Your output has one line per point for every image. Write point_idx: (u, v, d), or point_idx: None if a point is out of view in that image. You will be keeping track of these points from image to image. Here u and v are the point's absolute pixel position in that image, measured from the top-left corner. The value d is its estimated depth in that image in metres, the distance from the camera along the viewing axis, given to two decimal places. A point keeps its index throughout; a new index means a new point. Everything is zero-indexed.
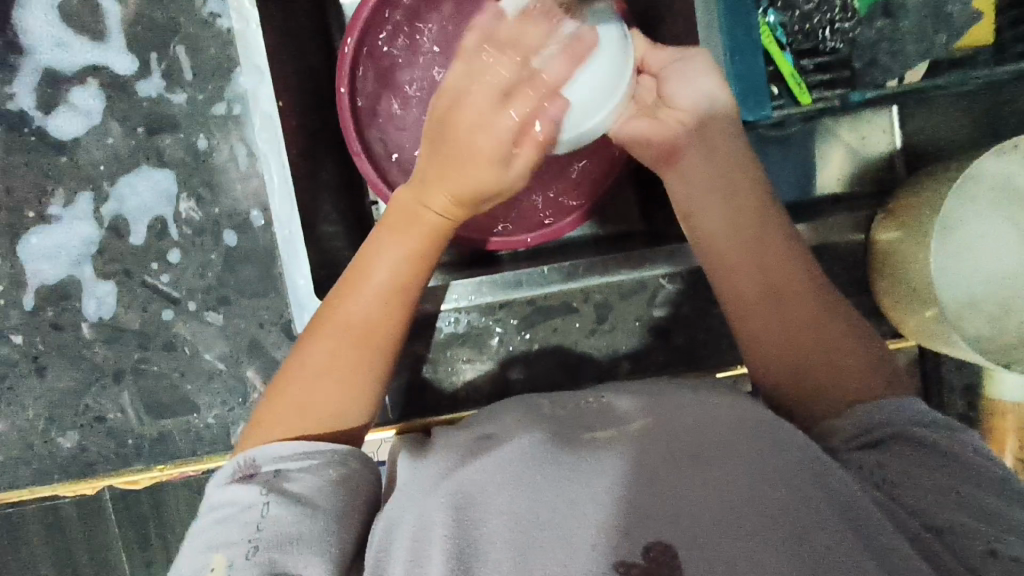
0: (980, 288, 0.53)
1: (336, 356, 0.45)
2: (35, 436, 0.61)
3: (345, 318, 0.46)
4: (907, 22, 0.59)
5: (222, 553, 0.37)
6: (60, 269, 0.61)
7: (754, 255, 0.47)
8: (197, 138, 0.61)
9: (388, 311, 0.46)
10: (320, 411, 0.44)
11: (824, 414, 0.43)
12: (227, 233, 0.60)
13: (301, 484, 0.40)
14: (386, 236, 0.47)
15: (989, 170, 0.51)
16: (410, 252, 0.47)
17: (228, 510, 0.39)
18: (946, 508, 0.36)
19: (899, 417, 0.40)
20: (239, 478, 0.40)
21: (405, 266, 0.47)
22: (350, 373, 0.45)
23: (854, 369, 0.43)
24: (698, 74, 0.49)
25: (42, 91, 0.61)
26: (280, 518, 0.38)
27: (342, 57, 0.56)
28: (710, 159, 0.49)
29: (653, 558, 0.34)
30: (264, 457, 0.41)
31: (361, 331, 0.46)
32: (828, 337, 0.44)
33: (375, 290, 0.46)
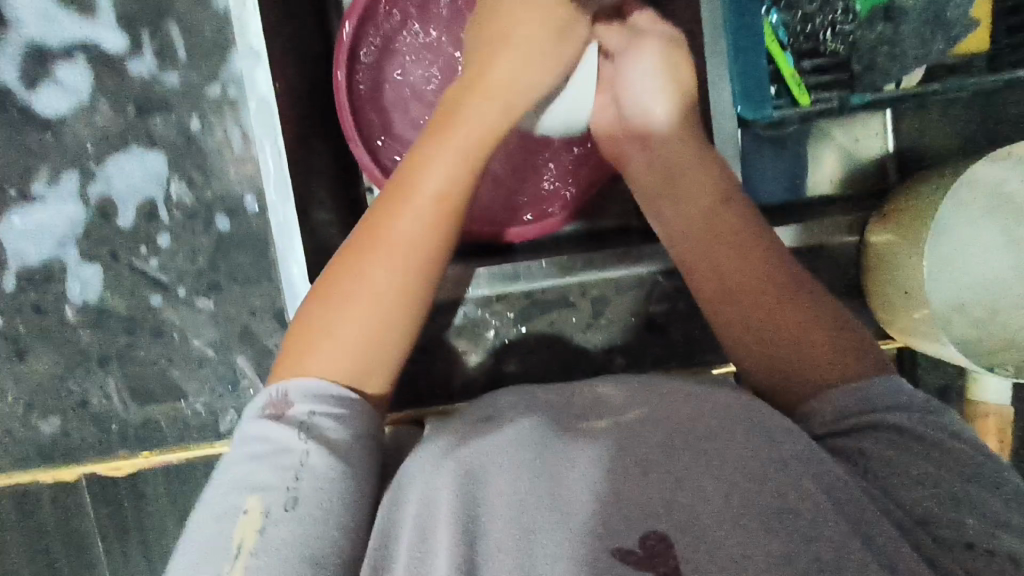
0: (966, 292, 0.54)
1: (379, 282, 0.42)
2: (16, 421, 0.60)
3: (390, 235, 0.43)
4: (907, 27, 0.59)
5: (259, 497, 0.36)
6: (43, 250, 0.59)
7: (740, 233, 0.48)
8: (190, 119, 0.59)
9: (434, 230, 0.44)
10: (356, 349, 0.42)
11: (801, 395, 0.43)
12: (220, 218, 0.59)
13: (337, 433, 0.39)
14: (437, 147, 0.45)
15: (982, 175, 0.52)
16: (460, 159, 0.45)
17: (264, 449, 0.38)
18: (933, 503, 0.36)
19: (881, 401, 0.41)
20: (273, 414, 0.39)
21: (460, 172, 0.45)
22: (391, 293, 0.43)
23: (821, 342, 0.43)
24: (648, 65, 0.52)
25: (26, 65, 0.59)
26: (320, 469, 0.37)
27: (339, 41, 0.54)
28: (657, 155, 0.52)
29: (649, 548, 0.34)
30: (296, 392, 0.40)
31: (411, 246, 0.43)
32: (805, 311, 0.45)
33: (426, 202, 0.44)
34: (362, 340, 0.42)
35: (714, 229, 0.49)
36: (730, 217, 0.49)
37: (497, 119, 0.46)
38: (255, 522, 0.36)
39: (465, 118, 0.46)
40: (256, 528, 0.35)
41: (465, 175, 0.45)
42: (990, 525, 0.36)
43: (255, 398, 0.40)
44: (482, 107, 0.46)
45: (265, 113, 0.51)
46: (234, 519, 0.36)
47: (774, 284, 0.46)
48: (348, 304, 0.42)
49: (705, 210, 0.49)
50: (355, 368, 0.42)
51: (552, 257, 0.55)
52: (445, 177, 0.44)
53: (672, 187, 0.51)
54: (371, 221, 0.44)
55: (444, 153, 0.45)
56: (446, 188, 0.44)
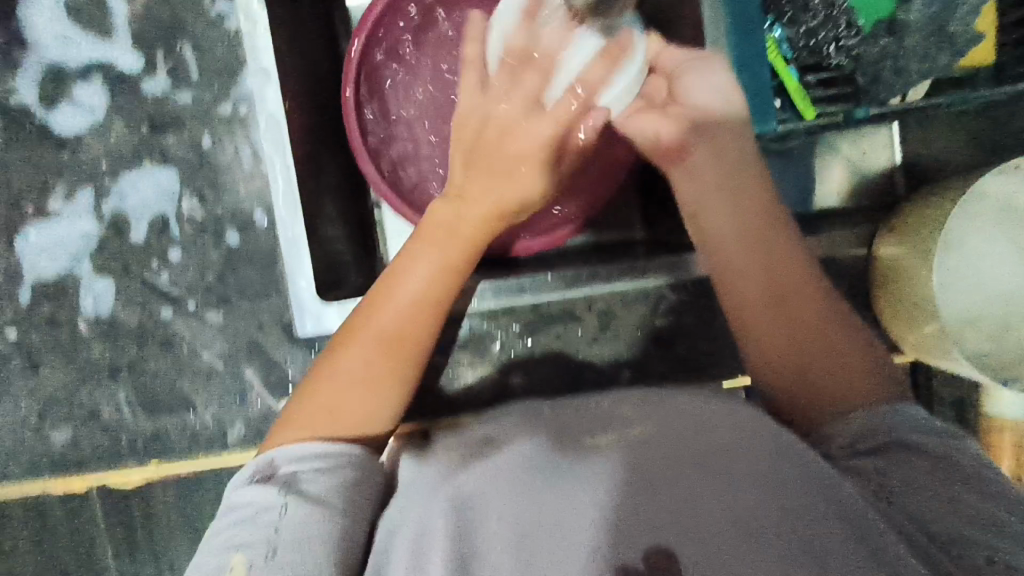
0: (980, 306, 0.53)
1: (364, 366, 0.45)
2: (27, 434, 0.60)
3: (378, 327, 0.45)
4: (911, 40, 0.58)
5: (240, 555, 0.37)
6: (58, 265, 0.60)
7: (762, 255, 0.47)
8: (202, 136, 0.60)
9: (421, 319, 0.46)
10: (349, 419, 0.44)
11: (820, 419, 0.43)
12: (230, 233, 0.60)
13: (319, 485, 0.40)
14: (425, 246, 0.47)
15: (991, 188, 0.52)
16: (445, 262, 0.47)
17: (245, 510, 0.39)
18: (944, 519, 0.36)
19: (899, 424, 0.40)
20: (256, 479, 0.40)
21: (440, 273, 0.47)
22: (376, 379, 0.45)
23: (852, 364, 0.44)
24: (716, 73, 0.50)
25: (46, 85, 0.60)
26: (300, 518, 0.38)
27: (347, 60, 0.55)
28: (703, 169, 0.50)
29: (652, 566, 0.34)
30: (285, 455, 0.41)
31: (394, 336, 0.45)
32: (829, 338, 0.45)
33: (407, 299, 0.46)
34: (355, 408, 0.44)
35: (761, 255, 0.47)
36: (771, 235, 0.48)
37: (478, 218, 0.48)
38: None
39: (467, 202, 0.48)
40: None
41: (449, 274, 0.47)
42: (1003, 540, 0.35)
43: (239, 469, 0.41)
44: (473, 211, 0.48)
45: (274, 129, 0.52)
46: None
47: (806, 311, 0.45)
48: (341, 381, 0.44)
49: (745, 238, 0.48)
50: (349, 429, 0.44)
51: (559, 272, 0.55)
52: (425, 279, 0.46)
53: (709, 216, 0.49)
54: (363, 306, 0.46)
55: (430, 255, 0.47)
56: (428, 292, 0.46)
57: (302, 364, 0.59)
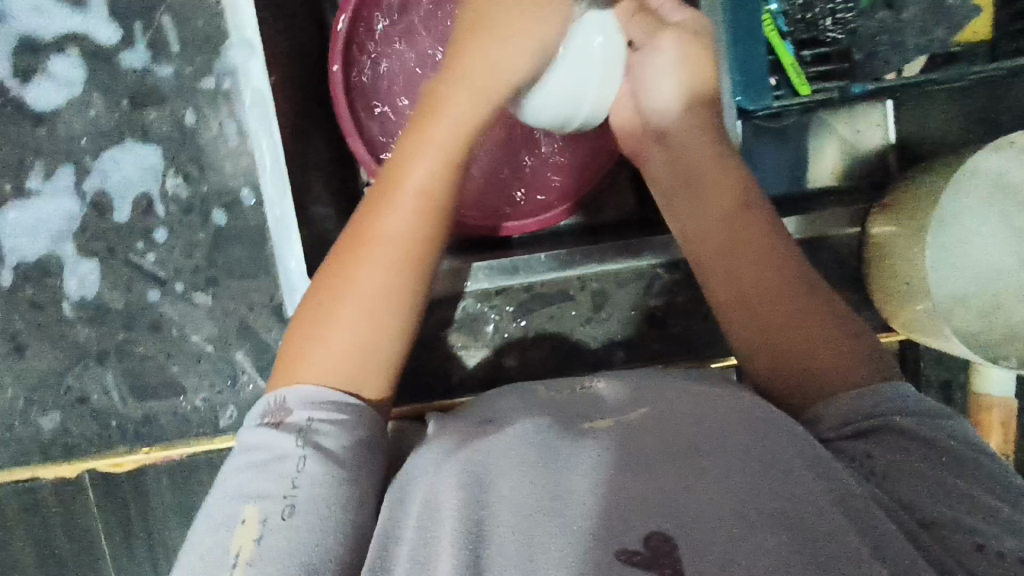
0: (971, 287, 0.53)
1: (371, 287, 0.42)
2: (14, 418, 0.60)
3: (381, 233, 0.43)
4: (909, 14, 0.58)
5: (256, 506, 0.37)
6: (40, 246, 0.59)
7: (726, 246, 0.48)
8: (185, 112, 0.59)
9: (417, 229, 0.43)
10: (349, 358, 0.42)
11: (804, 403, 0.43)
12: (216, 212, 0.59)
13: (333, 440, 0.39)
14: (417, 138, 0.44)
15: (986, 166, 0.52)
16: (440, 159, 0.44)
17: (261, 457, 0.39)
18: (932, 501, 0.37)
19: (891, 406, 0.40)
20: (271, 423, 0.40)
21: (439, 166, 0.44)
22: (381, 311, 0.42)
23: (837, 349, 0.43)
24: (666, 66, 0.50)
25: (19, 59, 0.58)
26: (315, 477, 0.38)
27: (335, 33, 0.53)
28: (683, 151, 0.51)
29: (654, 549, 0.34)
30: (294, 397, 0.40)
31: (401, 248, 0.43)
32: (809, 329, 0.44)
33: (411, 194, 0.43)
34: (359, 346, 0.42)
35: (726, 233, 0.48)
36: (748, 224, 0.48)
37: (474, 108, 0.45)
38: (252, 531, 0.36)
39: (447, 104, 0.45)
40: (253, 537, 0.36)
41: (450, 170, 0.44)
42: (988, 520, 0.36)
43: (252, 405, 0.40)
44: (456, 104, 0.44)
45: (260, 106, 0.51)
46: (232, 529, 0.36)
47: (781, 302, 0.45)
48: (342, 310, 0.42)
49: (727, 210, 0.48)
50: (352, 377, 0.42)
51: (552, 252, 0.54)
52: (431, 172, 0.44)
53: (694, 188, 0.50)
54: (361, 226, 0.44)
55: (424, 152, 0.44)
56: (427, 188, 0.43)
57: None
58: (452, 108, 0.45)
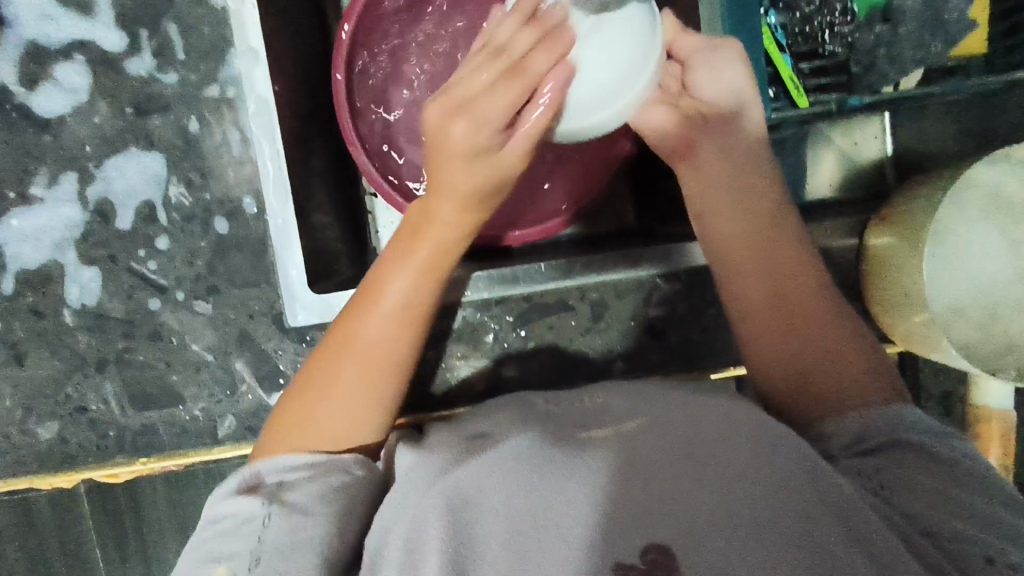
0: (969, 296, 0.54)
1: (356, 382, 0.45)
2: (12, 426, 0.59)
3: (357, 338, 0.45)
4: (906, 28, 0.59)
5: (224, 566, 0.37)
6: (41, 253, 0.59)
7: (764, 258, 0.48)
8: (188, 121, 0.59)
9: (399, 334, 0.46)
10: (331, 430, 0.44)
11: (818, 415, 0.43)
12: (218, 220, 0.59)
13: (300, 494, 0.40)
14: (406, 252, 0.46)
15: (983, 181, 0.52)
16: (419, 273, 0.46)
17: (229, 522, 0.39)
18: (934, 510, 0.37)
19: (896, 423, 0.41)
20: (244, 490, 0.41)
21: (420, 284, 0.46)
22: (363, 400, 0.45)
23: (858, 371, 0.44)
24: (726, 67, 0.49)
25: (25, 67, 0.59)
26: (280, 528, 0.38)
27: (337, 44, 0.54)
28: (732, 148, 0.49)
29: (650, 561, 0.34)
30: (267, 468, 0.42)
31: (376, 353, 0.45)
32: (830, 342, 0.45)
33: (389, 309, 0.45)
34: (341, 423, 0.44)
35: (755, 244, 0.48)
36: (779, 238, 0.48)
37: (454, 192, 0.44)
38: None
39: (433, 226, 0.45)
40: None
41: (432, 281, 0.46)
42: (989, 532, 0.36)
43: (227, 481, 0.41)
44: (446, 211, 0.44)
45: (264, 115, 0.51)
46: None
47: (807, 316, 0.46)
48: (324, 397, 0.44)
49: (757, 225, 0.49)
50: (346, 435, 0.44)
51: (552, 261, 0.54)
52: (409, 287, 0.46)
53: (728, 198, 0.49)
54: (344, 324, 0.46)
55: (402, 265, 0.46)
56: (411, 299, 0.46)
57: (294, 354, 0.59)
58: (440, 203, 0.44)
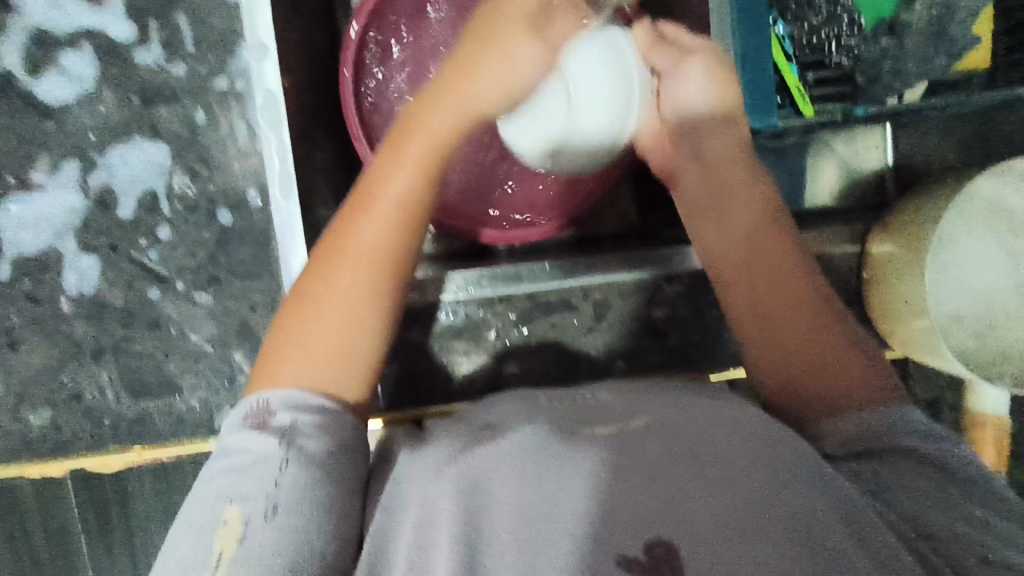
0: (967, 305, 0.54)
1: (344, 296, 0.42)
2: (4, 414, 0.58)
3: (353, 242, 0.43)
4: (912, 42, 0.60)
5: (237, 508, 0.37)
6: (40, 239, 0.59)
7: (752, 254, 0.49)
8: (195, 111, 0.59)
9: (392, 235, 0.43)
10: (323, 361, 0.41)
11: (821, 414, 0.43)
12: (221, 211, 0.59)
13: (315, 443, 0.39)
14: (395, 154, 0.44)
15: (987, 191, 0.53)
16: (417, 172, 0.43)
17: (243, 462, 0.38)
18: (937, 515, 0.37)
19: (899, 426, 0.41)
20: (251, 425, 0.39)
21: (416, 185, 0.44)
22: (353, 317, 0.42)
23: (851, 374, 0.43)
24: (692, 78, 0.51)
25: (31, 51, 0.58)
26: (298, 478, 0.37)
27: (347, 41, 0.54)
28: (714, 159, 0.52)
29: (655, 556, 0.34)
30: (276, 400, 0.40)
31: (370, 257, 0.43)
32: (828, 342, 0.45)
33: (384, 207, 0.43)
34: (331, 356, 0.42)
35: (757, 242, 0.49)
36: (771, 239, 0.49)
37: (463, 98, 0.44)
38: (234, 532, 0.36)
39: (426, 128, 0.44)
40: (235, 538, 0.36)
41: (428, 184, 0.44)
42: (993, 538, 0.36)
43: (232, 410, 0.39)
44: (441, 115, 0.44)
45: (272, 107, 0.51)
46: (213, 530, 0.36)
47: (798, 316, 0.46)
48: (318, 313, 0.42)
49: (752, 225, 0.50)
50: (330, 378, 0.41)
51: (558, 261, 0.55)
52: (405, 183, 0.43)
53: (726, 204, 0.51)
54: (339, 227, 0.44)
55: (400, 163, 0.44)
56: (406, 197, 0.43)
57: None
58: (439, 105, 0.44)
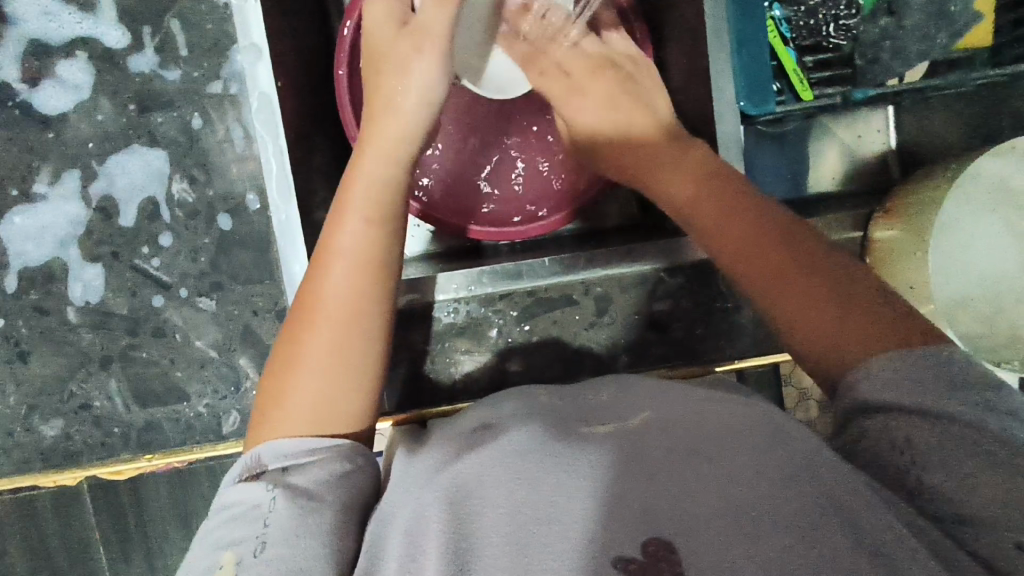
0: (974, 289, 0.53)
1: (319, 348, 0.42)
2: (17, 423, 0.59)
3: (318, 298, 0.43)
4: (911, 21, 0.58)
5: (232, 551, 0.36)
6: (44, 251, 0.59)
7: (739, 217, 0.44)
8: (191, 117, 0.59)
9: (361, 281, 0.44)
10: (312, 406, 0.41)
11: (862, 359, 0.38)
12: (221, 217, 0.59)
13: (307, 478, 0.39)
14: (343, 211, 0.45)
15: (990, 174, 0.52)
16: (368, 217, 0.45)
17: (237, 509, 0.38)
18: (967, 495, 0.33)
19: (933, 373, 0.36)
20: (245, 478, 0.39)
21: (371, 230, 0.45)
22: (336, 361, 0.42)
23: (896, 323, 0.38)
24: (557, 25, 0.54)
25: (27, 64, 0.59)
26: (288, 512, 0.37)
27: (342, 40, 0.54)
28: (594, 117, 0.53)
29: (652, 554, 0.34)
30: (268, 453, 0.40)
31: (343, 304, 0.43)
32: (855, 304, 0.39)
33: (344, 258, 0.44)
34: (319, 400, 0.41)
35: (735, 208, 0.45)
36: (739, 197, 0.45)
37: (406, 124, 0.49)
38: (229, 574, 0.35)
39: (365, 177, 0.46)
40: None
41: (380, 227, 0.45)
42: None
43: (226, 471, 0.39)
44: (378, 162, 0.47)
45: (266, 110, 0.50)
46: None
47: (814, 279, 0.41)
48: (299, 365, 0.42)
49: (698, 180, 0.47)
50: (320, 420, 0.41)
51: (557, 257, 0.54)
52: (359, 231, 0.45)
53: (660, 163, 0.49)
54: (304, 291, 0.44)
55: (352, 214, 0.45)
56: (362, 245, 0.44)
57: None
58: (377, 157, 0.47)
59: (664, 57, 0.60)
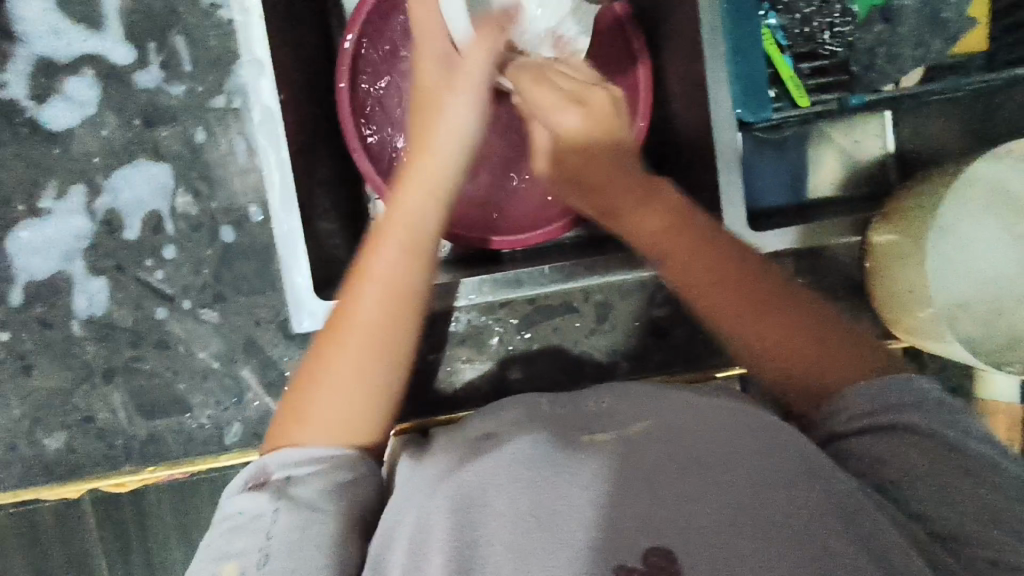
0: (974, 292, 0.53)
1: (348, 373, 0.42)
2: (20, 436, 0.60)
3: (351, 324, 0.43)
4: (905, 27, 0.58)
5: (234, 563, 0.37)
6: (49, 264, 0.60)
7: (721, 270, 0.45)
8: (195, 131, 0.60)
9: (393, 312, 0.43)
10: (336, 424, 0.42)
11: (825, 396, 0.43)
12: (224, 229, 0.60)
13: (309, 488, 0.39)
14: (382, 242, 0.44)
15: (987, 176, 0.52)
16: (404, 248, 0.44)
17: (240, 519, 0.38)
18: (940, 508, 0.36)
19: (901, 397, 0.40)
20: (250, 486, 0.40)
21: (408, 265, 0.44)
22: (366, 387, 0.42)
23: (850, 360, 0.43)
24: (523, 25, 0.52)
25: (35, 81, 0.60)
26: (290, 524, 0.37)
27: (343, 54, 0.55)
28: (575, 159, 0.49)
29: (652, 565, 0.34)
30: (275, 462, 0.40)
31: (375, 332, 0.43)
32: (819, 343, 0.44)
33: (378, 290, 0.43)
34: (342, 417, 0.42)
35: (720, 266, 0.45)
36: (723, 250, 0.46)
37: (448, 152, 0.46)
38: None
39: (401, 210, 0.45)
40: None
41: (414, 261, 0.44)
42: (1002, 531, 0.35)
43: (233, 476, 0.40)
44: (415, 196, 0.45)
45: (269, 122, 0.51)
46: None
47: (783, 320, 0.45)
48: (325, 385, 0.42)
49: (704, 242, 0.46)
50: (338, 432, 0.42)
51: (556, 265, 0.54)
52: (394, 263, 0.44)
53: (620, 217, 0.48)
54: (336, 314, 0.44)
55: (389, 246, 0.44)
56: (398, 279, 0.44)
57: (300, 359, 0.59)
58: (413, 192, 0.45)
59: (661, 65, 0.60)
